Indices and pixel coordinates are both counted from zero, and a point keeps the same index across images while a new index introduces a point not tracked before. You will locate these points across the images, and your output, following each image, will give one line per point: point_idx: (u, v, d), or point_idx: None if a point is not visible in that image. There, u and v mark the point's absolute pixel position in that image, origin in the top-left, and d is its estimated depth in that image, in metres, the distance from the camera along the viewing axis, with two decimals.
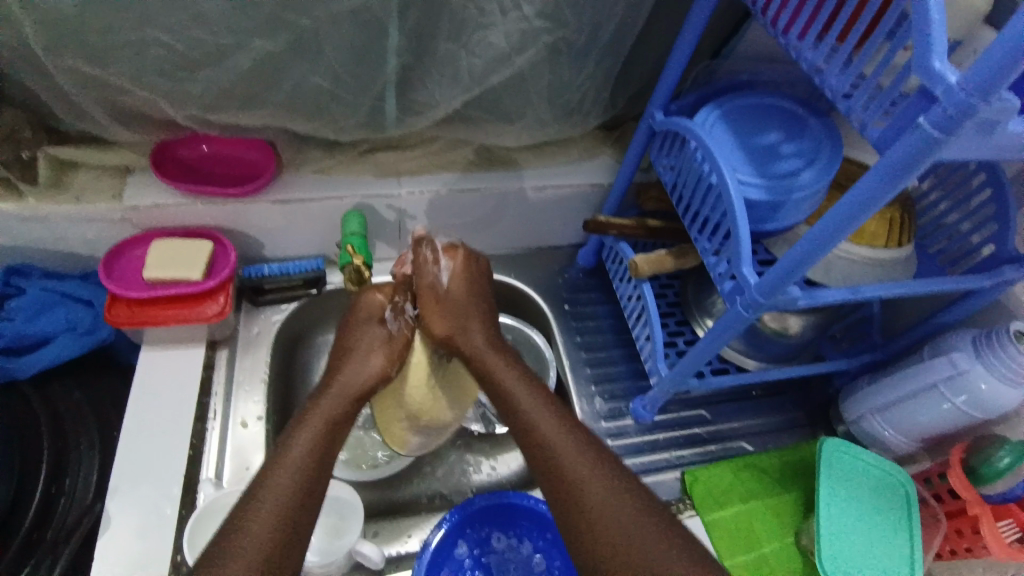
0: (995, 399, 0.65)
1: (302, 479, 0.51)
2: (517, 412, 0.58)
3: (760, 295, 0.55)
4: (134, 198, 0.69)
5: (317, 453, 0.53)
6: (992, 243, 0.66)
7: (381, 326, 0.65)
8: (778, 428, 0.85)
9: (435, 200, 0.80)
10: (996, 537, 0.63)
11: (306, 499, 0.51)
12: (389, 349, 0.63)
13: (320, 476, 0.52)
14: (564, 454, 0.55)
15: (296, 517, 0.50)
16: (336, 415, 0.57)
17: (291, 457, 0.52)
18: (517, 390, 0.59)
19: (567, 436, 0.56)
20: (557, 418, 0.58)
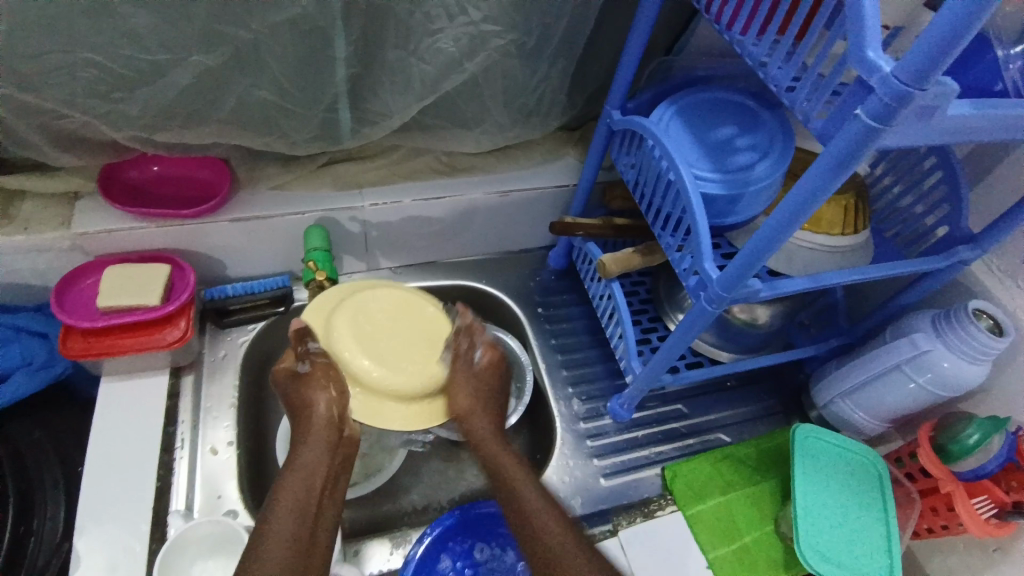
0: (957, 375, 0.66)
1: (296, 542, 0.53)
2: (501, 476, 0.62)
3: (723, 289, 0.55)
4: (84, 225, 0.67)
5: (316, 477, 0.58)
6: (947, 224, 0.68)
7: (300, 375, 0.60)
8: (755, 417, 0.86)
9: (400, 210, 0.79)
10: (973, 517, 0.64)
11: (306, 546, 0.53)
12: (326, 380, 0.59)
13: (313, 540, 0.54)
14: (557, 545, 0.57)
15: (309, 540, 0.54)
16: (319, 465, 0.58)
17: (272, 527, 0.53)
18: (525, 488, 0.61)
19: (566, 532, 0.58)
20: (558, 517, 0.59)
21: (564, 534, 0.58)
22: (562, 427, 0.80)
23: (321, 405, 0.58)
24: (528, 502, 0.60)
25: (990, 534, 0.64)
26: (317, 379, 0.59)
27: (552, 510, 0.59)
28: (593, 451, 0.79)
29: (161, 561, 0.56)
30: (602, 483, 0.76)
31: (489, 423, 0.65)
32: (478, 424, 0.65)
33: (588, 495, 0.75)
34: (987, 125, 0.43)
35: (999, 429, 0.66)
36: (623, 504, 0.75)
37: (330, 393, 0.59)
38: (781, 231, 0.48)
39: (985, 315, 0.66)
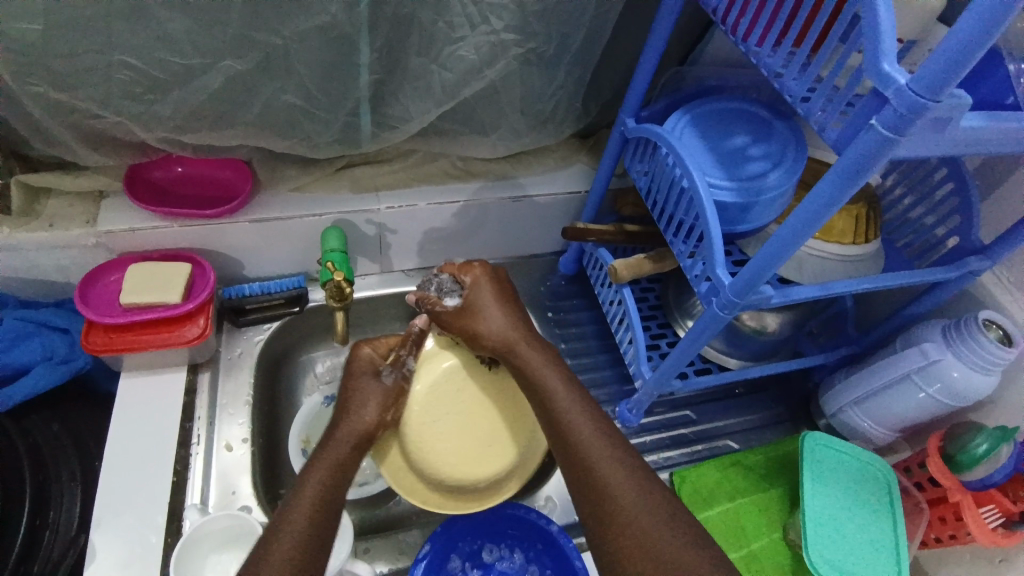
0: (968, 385, 0.67)
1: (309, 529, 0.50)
2: (549, 408, 0.56)
3: (735, 294, 0.56)
4: (109, 223, 0.68)
5: (342, 471, 0.55)
6: (957, 235, 0.68)
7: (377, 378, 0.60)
8: (762, 425, 0.87)
9: (415, 213, 0.80)
10: (981, 525, 0.65)
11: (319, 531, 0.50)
12: (385, 397, 0.59)
13: (328, 526, 0.51)
14: (601, 468, 0.53)
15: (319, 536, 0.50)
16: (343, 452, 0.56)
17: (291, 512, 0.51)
18: (563, 397, 0.57)
19: (612, 452, 0.54)
20: (597, 434, 0.55)
21: (602, 449, 0.54)
22: None
23: (370, 412, 0.58)
24: (574, 422, 0.55)
25: (997, 542, 0.65)
26: (379, 393, 0.59)
27: (594, 426, 0.55)
28: None
29: (178, 553, 0.56)
30: None
31: (517, 331, 0.61)
32: (530, 360, 0.59)
33: None
34: (999, 137, 0.44)
35: (1007, 439, 0.65)
36: None
37: (383, 413, 0.59)
38: (795, 239, 0.49)
39: (994, 326, 0.66)
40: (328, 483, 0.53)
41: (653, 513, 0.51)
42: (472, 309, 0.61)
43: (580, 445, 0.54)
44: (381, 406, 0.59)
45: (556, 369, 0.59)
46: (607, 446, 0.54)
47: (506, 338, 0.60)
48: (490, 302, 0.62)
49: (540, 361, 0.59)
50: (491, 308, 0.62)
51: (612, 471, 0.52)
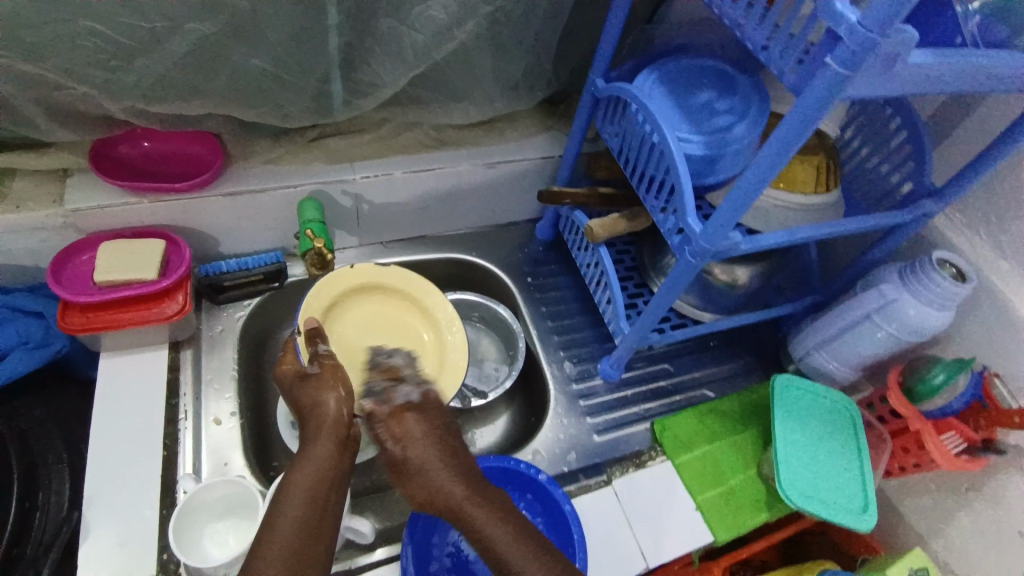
0: (922, 320, 0.71)
1: (306, 527, 0.50)
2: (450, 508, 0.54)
3: (706, 241, 0.59)
4: (77, 201, 0.67)
5: (328, 470, 0.54)
6: (911, 181, 0.72)
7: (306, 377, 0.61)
8: (736, 374, 0.91)
9: (391, 182, 0.80)
10: (943, 451, 0.69)
11: (316, 532, 0.51)
12: (330, 378, 0.60)
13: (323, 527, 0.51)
14: (529, 570, 0.50)
15: (309, 540, 0.50)
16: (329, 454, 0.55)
17: (282, 513, 0.51)
18: (505, 548, 0.51)
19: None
20: (509, 530, 0.52)
21: (526, 560, 0.51)
22: (555, 388, 0.83)
23: (332, 402, 0.57)
24: (508, 555, 0.51)
25: (963, 467, 0.68)
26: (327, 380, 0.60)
27: (534, 559, 0.51)
28: (586, 410, 0.82)
29: (177, 518, 0.57)
30: (595, 439, 0.80)
31: (454, 482, 0.55)
32: (408, 450, 0.55)
33: (582, 450, 0.79)
34: (946, 75, 0.47)
35: (963, 369, 0.70)
36: (615, 457, 0.79)
37: (340, 395, 0.59)
38: (760, 185, 0.51)
39: (948, 264, 0.70)
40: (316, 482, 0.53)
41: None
42: (404, 438, 0.56)
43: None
44: (344, 395, 0.59)
45: (429, 445, 0.56)
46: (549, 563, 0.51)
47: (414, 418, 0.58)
48: (423, 434, 0.57)
49: (483, 512, 0.53)
50: (426, 452, 0.56)
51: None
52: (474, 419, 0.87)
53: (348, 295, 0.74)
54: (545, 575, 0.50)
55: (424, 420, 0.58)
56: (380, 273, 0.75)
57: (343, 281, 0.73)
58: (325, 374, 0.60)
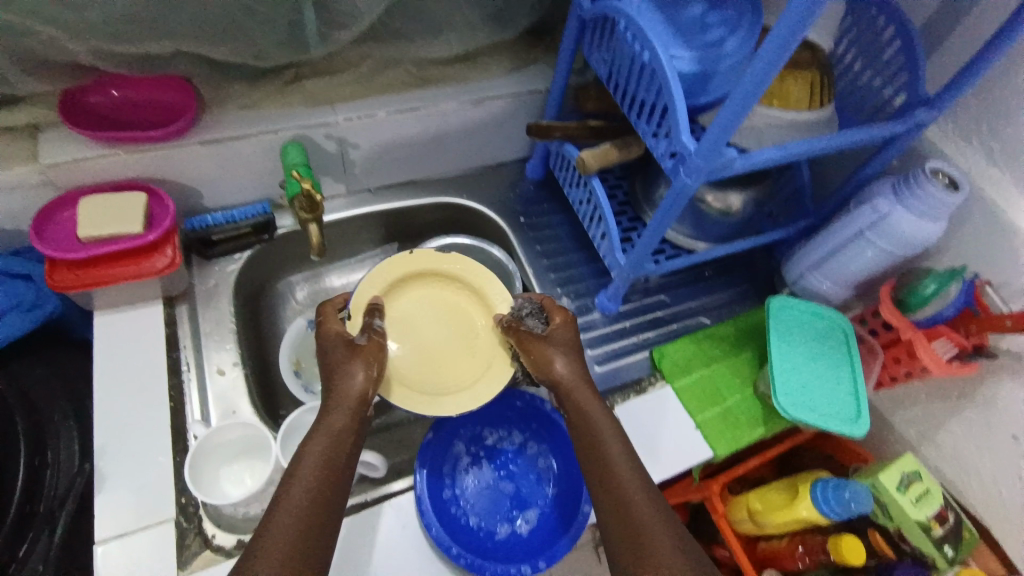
0: (915, 233, 0.72)
1: (313, 503, 0.51)
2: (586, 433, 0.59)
3: (701, 159, 0.57)
4: (51, 155, 0.64)
5: (343, 447, 0.55)
6: (906, 92, 0.70)
7: (350, 345, 0.61)
8: (732, 301, 0.92)
9: (375, 123, 0.78)
10: (935, 358, 0.71)
11: (323, 509, 0.51)
12: (366, 356, 0.60)
13: (330, 503, 0.52)
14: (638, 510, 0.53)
15: (320, 514, 0.51)
16: (343, 430, 0.56)
17: (292, 490, 0.51)
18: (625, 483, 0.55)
19: (660, 524, 0.52)
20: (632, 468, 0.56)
21: (638, 497, 0.54)
22: None
23: (359, 379, 0.58)
24: (624, 487, 0.55)
25: (954, 373, 0.70)
26: (363, 356, 0.60)
27: (643, 494, 0.54)
28: (586, 343, 0.83)
29: (192, 459, 0.58)
30: (596, 370, 0.81)
31: (589, 398, 0.61)
32: (546, 360, 0.63)
33: None
34: None
35: (955, 279, 0.72)
36: (616, 386, 0.80)
37: (370, 372, 0.59)
38: (754, 92, 0.50)
39: (941, 175, 0.70)
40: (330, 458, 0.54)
41: (645, 524, 0.53)
42: (552, 344, 0.64)
43: (636, 528, 0.52)
44: (368, 374, 0.59)
45: (574, 364, 0.63)
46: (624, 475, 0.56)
47: (565, 339, 0.64)
48: (567, 351, 0.64)
49: (611, 443, 0.58)
50: (569, 366, 0.63)
51: (654, 522, 0.53)
52: None
53: (403, 285, 0.71)
54: (648, 511, 0.53)
55: (574, 329, 0.66)
56: (439, 259, 0.72)
57: (404, 265, 0.70)
58: (368, 348, 0.60)
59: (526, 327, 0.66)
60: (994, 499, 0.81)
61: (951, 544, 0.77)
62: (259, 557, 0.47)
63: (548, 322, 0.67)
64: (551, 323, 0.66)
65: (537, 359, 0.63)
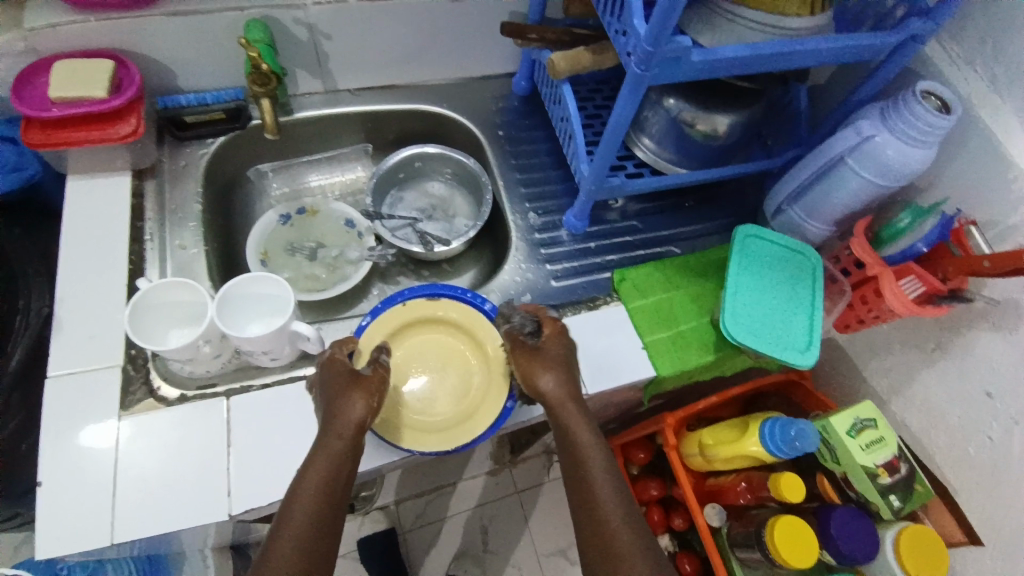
0: (900, 161, 0.67)
1: (315, 526, 0.51)
2: (576, 456, 0.58)
3: (647, 44, 0.54)
4: (33, 21, 0.66)
5: (341, 467, 0.54)
6: (907, 4, 0.65)
7: (353, 373, 0.58)
8: (709, 233, 0.88)
9: (348, 11, 0.77)
10: (900, 297, 0.67)
11: (326, 528, 0.52)
12: (367, 388, 0.57)
13: (332, 521, 0.52)
14: (624, 540, 0.53)
15: (323, 537, 0.51)
16: (338, 450, 0.54)
17: (293, 515, 0.51)
18: (610, 514, 0.55)
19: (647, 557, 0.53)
20: (618, 494, 0.56)
21: (621, 523, 0.54)
22: (517, 236, 0.83)
23: (359, 409, 0.55)
24: (609, 517, 0.54)
25: (918, 313, 0.67)
26: (364, 386, 0.57)
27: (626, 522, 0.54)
28: (547, 258, 0.82)
29: (136, 306, 0.61)
30: (552, 284, 0.80)
31: (581, 419, 0.59)
32: (533, 374, 0.60)
33: (537, 293, 0.79)
34: None
35: (931, 213, 0.68)
36: (570, 300, 0.78)
37: (371, 404, 0.56)
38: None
39: (933, 97, 0.65)
40: (329, 485, 0.53)
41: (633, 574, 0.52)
42: (542, 359, 0.61)
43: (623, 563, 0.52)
44: (366, 398, 0.56)
45: (563, 381, 0.60)
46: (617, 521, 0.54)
47: (558, 359, 0.61)
48: (559, 365, 0.61)
49: (600, 463, 0.57)
50: (562, 379, 0.60)
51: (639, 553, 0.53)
52: (442, 272, 0.90)
53: (399, 334, 0.67)
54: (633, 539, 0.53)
55: (565, 340, 0.64)
56: (431, 304, 0.67)
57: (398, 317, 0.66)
58: (369, 379, 0.58)
59: (525, 339, 0.62)
60: (959, 456, 0.77)
61: (899, 494, 0.75)
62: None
63: (541, 333, 0.64)
64: (543, 337, 0.63)
65: (526, 371, 0.61)
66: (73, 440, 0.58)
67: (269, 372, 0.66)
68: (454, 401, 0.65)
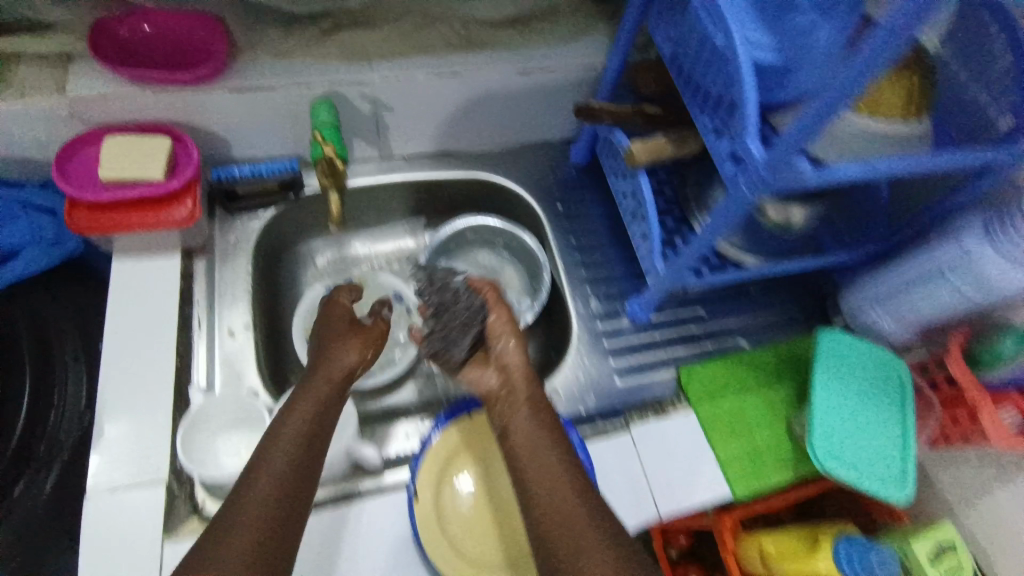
0: (1004, 283, 0.61)
1: (283, 483, 0.50)
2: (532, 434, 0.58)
3: (766, 170, 0.49)
4: (78, 89, 0.62)
5: (316, 420, 0.56)
6: (1014, 114, 0.57)
7: (351, 325, 0.66)
8: (776, 324, 0.83)
9: (414, 86, 0.73)
10: (999, 428, 0.64)
11: (295, 491, 0.50)
12: (363, 341, 0.65)
13: (303, 483, 0.51)
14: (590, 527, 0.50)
15: (291, 503, 0.49)
16: (316, 408, 0.56)
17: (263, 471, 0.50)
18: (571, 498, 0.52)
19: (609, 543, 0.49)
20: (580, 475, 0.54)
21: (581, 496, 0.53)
22: (579, 325, 0.79)
23: (353, 357, 0.62)
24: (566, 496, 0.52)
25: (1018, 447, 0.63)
26: (362, 337, 0.65)
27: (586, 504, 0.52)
28: (610, 350, 0.77)
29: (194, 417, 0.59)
30: (616, 382, 0.75)
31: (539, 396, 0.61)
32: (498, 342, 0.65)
33: (601, 392, 0.74)
34: None
35: None
36: (637, 402, 0.74)
37: (364, 355, 0.64)
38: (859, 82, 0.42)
39: None
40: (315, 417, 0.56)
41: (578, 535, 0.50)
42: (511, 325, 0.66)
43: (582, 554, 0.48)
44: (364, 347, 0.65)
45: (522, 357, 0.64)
46: (555, 469, 0.54)
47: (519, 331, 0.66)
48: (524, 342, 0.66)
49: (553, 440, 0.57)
50: (520, 351, 0.65)
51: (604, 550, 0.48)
52: None
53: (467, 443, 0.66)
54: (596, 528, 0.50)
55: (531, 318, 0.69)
56: None
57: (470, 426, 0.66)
58: (370, 330, 0.67)
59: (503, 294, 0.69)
60: None
61: None
62: (231, 538, 0.45)
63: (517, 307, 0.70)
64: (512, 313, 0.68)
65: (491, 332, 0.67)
66: (109, 565, 0.54)
67: (318, 489, 0.63)
68: (510, 524, 0.63)
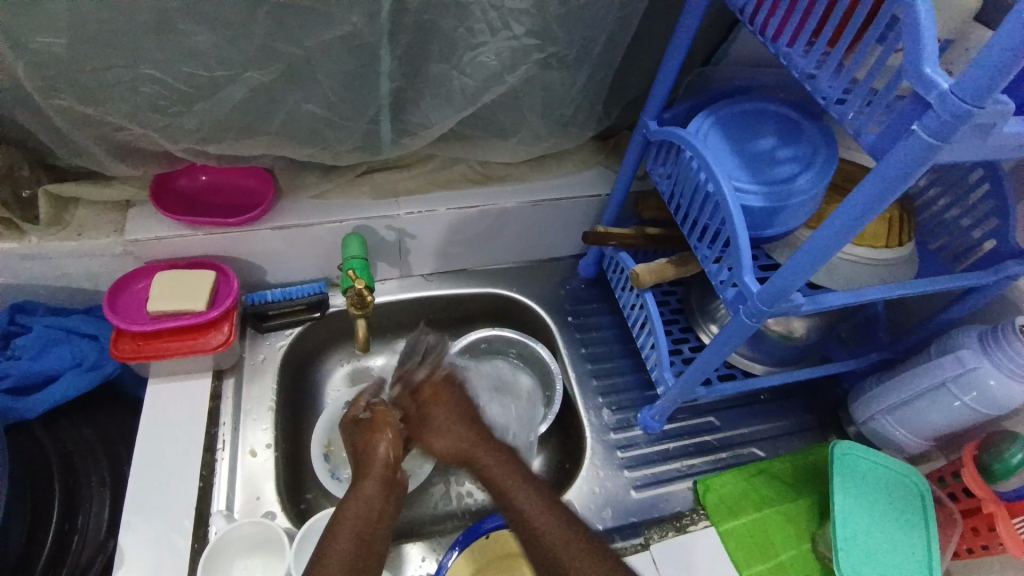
0: (1005, 394, 0.64)
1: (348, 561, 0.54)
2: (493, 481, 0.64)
3: (763, 302, 0.53)
4: (136, 231, 0.69)
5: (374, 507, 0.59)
6: (995, 238, 0.65)
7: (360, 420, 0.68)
8: (790, 432, 0.85)
9: (435, 218, 0.80)
10: (1013, 535, 0.64)
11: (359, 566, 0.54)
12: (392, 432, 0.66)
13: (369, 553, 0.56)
14: (558, 544, 0.57)
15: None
16: (378, 505, 0.59)
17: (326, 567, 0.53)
18: (535, 522, 0.59)
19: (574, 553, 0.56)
20: (531, 498, 0.61)
21: (546, 519, 0.59)
22: (592, 437, 0.80)
23: (383, 446, 0.64)
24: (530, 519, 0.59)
25: None
26: (379, 428, 0.66)
27: (555, 523, 0.58)
28: (625, 463, 0.78)
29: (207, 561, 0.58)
30: (632, 496, 0.75)
31: (470, 439, 0.67)
32: (437, 425, 0.69)
33: (619, 507, 0.74)
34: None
35: None
36: (654, 518, 0.74)
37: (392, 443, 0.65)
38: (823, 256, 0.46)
39: None
40: (379, 506, 0.59)
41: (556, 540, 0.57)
42: (427, 423, 0.69)
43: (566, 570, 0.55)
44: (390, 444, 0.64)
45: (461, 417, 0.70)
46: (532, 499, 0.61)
47: (438, 390, 0.71)
48: (443, 415, 0.70)
49: (506, 474, 0.64)
50: (444, 414, 0.70)
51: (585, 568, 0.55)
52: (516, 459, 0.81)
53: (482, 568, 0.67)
54: (563, 536, 0.58)
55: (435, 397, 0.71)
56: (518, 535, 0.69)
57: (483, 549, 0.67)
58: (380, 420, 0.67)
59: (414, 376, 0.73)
60: None
61: None
62: None
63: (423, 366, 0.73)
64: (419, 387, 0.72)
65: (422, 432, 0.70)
66: None
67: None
68: None
